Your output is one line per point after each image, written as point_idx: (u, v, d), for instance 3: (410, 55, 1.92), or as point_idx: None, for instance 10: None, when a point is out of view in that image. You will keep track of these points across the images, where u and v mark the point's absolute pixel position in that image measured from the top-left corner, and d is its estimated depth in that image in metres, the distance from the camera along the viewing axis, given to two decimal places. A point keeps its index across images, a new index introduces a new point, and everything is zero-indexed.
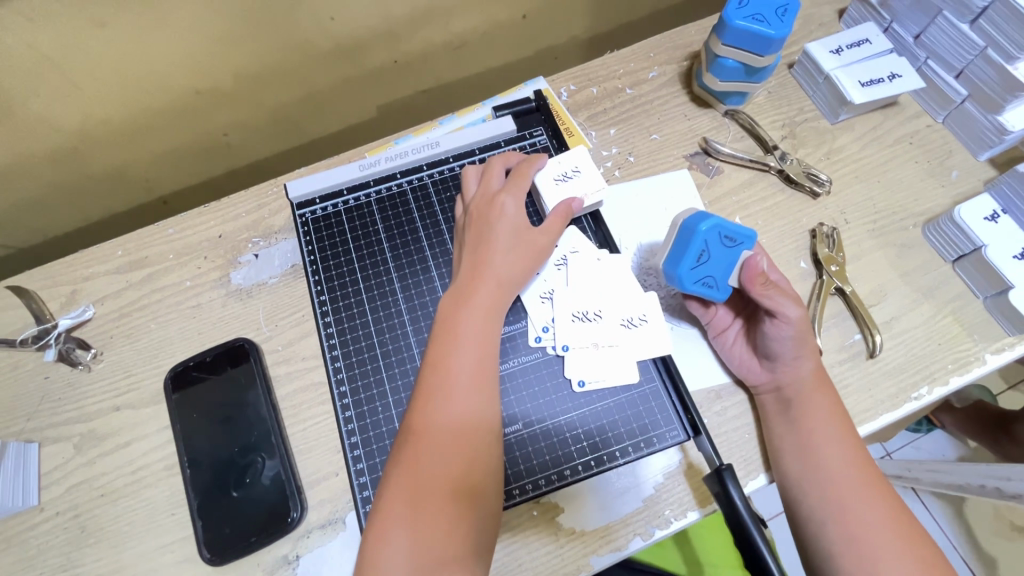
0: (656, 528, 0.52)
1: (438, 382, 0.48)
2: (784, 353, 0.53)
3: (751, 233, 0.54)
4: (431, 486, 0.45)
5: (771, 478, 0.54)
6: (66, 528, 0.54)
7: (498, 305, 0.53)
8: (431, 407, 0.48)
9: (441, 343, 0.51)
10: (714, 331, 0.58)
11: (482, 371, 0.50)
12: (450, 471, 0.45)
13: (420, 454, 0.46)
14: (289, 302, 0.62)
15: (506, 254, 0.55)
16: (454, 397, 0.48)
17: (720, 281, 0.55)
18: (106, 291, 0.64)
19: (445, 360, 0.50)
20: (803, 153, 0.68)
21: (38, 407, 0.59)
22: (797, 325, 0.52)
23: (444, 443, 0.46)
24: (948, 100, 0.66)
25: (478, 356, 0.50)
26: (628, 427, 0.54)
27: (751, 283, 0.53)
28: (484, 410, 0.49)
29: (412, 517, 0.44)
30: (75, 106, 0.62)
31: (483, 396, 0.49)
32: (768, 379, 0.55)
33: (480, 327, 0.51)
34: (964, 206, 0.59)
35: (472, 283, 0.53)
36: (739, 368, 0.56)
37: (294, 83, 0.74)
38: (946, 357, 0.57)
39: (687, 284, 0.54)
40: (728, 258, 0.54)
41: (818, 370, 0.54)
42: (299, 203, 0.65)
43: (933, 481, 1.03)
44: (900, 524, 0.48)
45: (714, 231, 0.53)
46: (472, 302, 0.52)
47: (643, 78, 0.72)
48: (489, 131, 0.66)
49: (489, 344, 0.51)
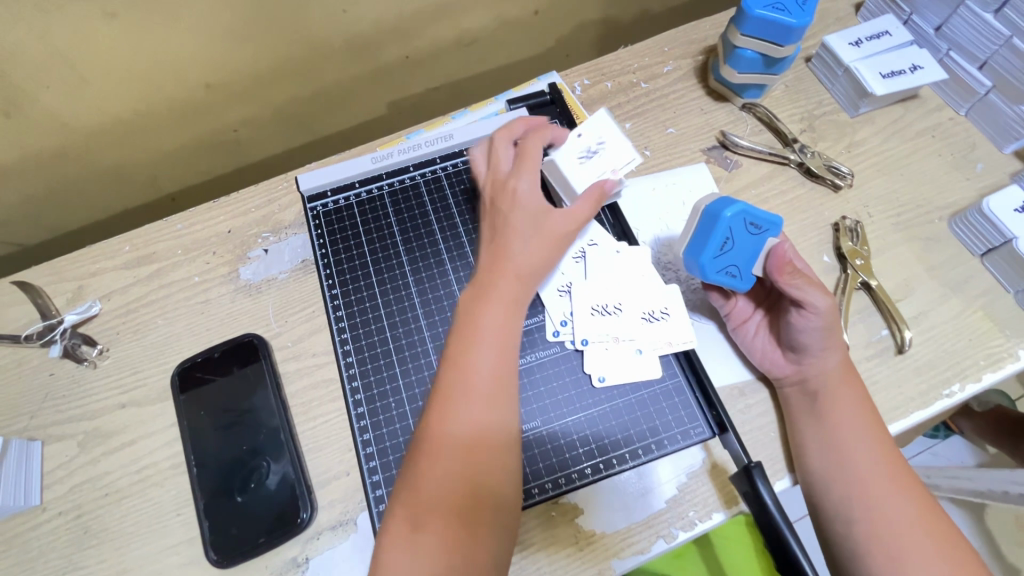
0: (679, 530, 0.50)
1: (456, 383, 0.46)
2: (811, 345, 0.51)
3: (777, 219, 0.51)
4: (445, 495, 0.42)
5: (794, 480, 0.52)
6: (69, 529, 0.52)
7: (519, 302, 0.50)
8: (448, 410, 0.45)
9: (459, 341, 0.48)
10: (734, 322, 0.56)
11: (502, 371, 0.47)
12: (466, 480, 0.43)
13: (434, 460, 0.43)
14: (298, 298, 0.61)
15: (529, 246, 0.52)
16: (472, 399, 0.45)
17: (743, 269, 0.53)
18: (113, 287, 0.63)
19: (464, 359, 0.47)
20: (823, 147, 0.66)
21: (42, 405, 0.58)
22: (827, 316, 0.50)
23: (461, 450, 0.44)
24: (971, 92, 0.65)
25: (499, 356, 0.47)
26: (650, 424, 0.53)
27: (779, 272, 0.51)
28: (504, 412, 0.46)
29: (425, 528, 0.41)
30: (85, 99, 0.62)
31: (503, 398, 0.46)
32: (793, 372, 0.52)
33: (500, 325, 0.48)
34: (993, 198, 0.57)
35: (492, 278, 0.50)
36: (761, 361, 0.54)
37: (305, 78, 0.73)
38: (977, 353, 0.55)
39: (709, 274, 0.53)
40: (752, 246, 0.52)
41: (845, 362, 0.52)
42: (310, 196, 0.64)
43: (955, 487, 1.00)
44: (937, 534, 0.46)
45: (739, 217, 0.51)
46: (492, 297, 0.49)
47: (658, 73, 0.71)
48: (504, 123, 0.65)
49: (509, 343, 0.48)
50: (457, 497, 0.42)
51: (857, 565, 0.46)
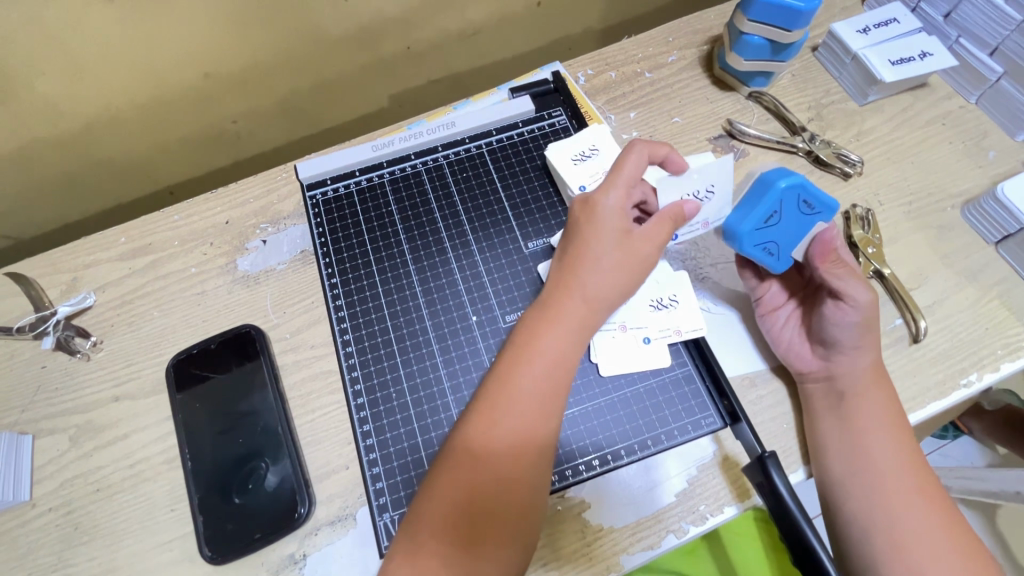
0: (690, 525, 0.48)
1: (501, 404, 0.45)
2: (845, 339, 0.50)
3: (834, 205, 0.50)
4: (468, 517, 0.42)
5: (809, 473, 0.50)
6: (59, 525, 0.51)
7: (582, 331, 0.48)
8: (489, 431, 0.44)
9: (514, 360, 0.46)
10: (761, 309, 0.55)
11: (553, 401, 0.46)
12: (492, 504, 0.42)
13: (466, 479, 0.43)
14: (297, 289, 0.59)
15: (601, 266, 0.48)
16: (514, 423, 0.44)
17: (782, 249, 0.52)
18: (108, 278, 0.61)
19: (515, 380, 0.45)
20: (831, 136, 0.65)
21: (33, 398, 0.56)
22: (867, 311, 0.49)
23: (496, 474, 0.43)
24: (982, 79, 0.64)
25: (551, 385, 0.46)
26: (659, 414, 0.51)
27: (822, 259, 0.50)
28: (545, 443, 0.45)
29: (437, 543, 0.41)
30: (82, 86, 0.61)
31: (546, 428, 0.45)
32: (820, 367, 0.51)
33: (559, 353, 0.47)
34: (1008, 184, 0.56)
35: (556, 299, 0.48)
36: (788, 350, 0.52)
37: (305, 68, 0.72)
38: (995, 342, 0.54)
39: (745, 244, 0.52)
40: (799, 228, 0.51)
41: (876, 364, 0.50)
42: (310, 184, 0.63)
43: (967, 488, 0.98)
44: (953, 535, 0.45)
45: (794, 192, 0.49)
46: (553, 321, 0.47)
47: (663, 62, 0.70)
48: (507, 111, 0.65)
49: (564, 372, 0.47)
50: (479, 521, 0.42)
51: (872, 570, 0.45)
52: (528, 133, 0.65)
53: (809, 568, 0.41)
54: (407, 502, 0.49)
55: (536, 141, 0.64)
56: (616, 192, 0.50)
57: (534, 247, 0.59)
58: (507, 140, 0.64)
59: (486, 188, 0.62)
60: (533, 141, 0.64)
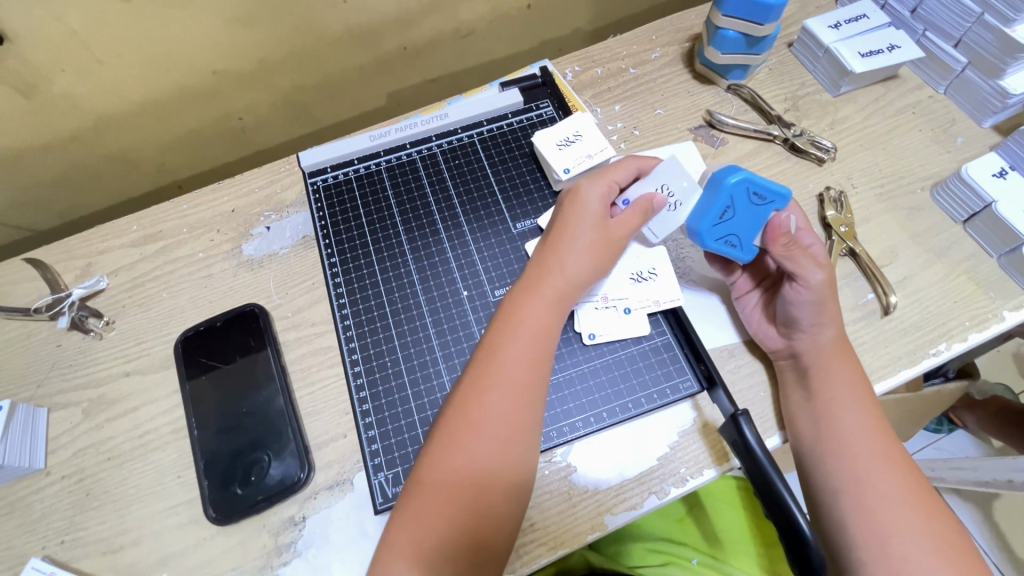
0: (671, 486, 0.50)
1: (489, 372, 0.47)
2: (802, 319, 0.51)
3: (785, 193, 0.51)
4: (462, 481, 0.44)
5: (785, 437, 0.52)
6: (72, 492, 0.53)
7: (563, 304, 0.51)
8: (478, 398, 0.46)
9: (501, 332, 0.49)
10: (737, 292, 0.57)
11: (538, 368, 0.48)
12: (485, 468, 0.44)
13: (460, 446, 0.45)
14: (299, 271, 0.63)
15: (579, 249, 0.52)
16: (503, 389, 0.46)
17: (744, 240, 0.54)
18: (120, 263, 0.65)
19: (502, 351, 0.48)
20: (806, 124, 0.68)
21: (48, 374, 0.59)
22: (818, 290, 0.51)
23: (488, 439, 0.45)
24: (949, 70, 0.67)
25: (534, 352, 0.48)
26: (640, 379, 0.54)
27: (773, 242, 0.52)
28: (531, 410, 0.47)
29: (435, 507, 0.43)
30: (98, 82, 0.65)
31: (531, 394, 0.47)
32: (784, 346, 0.53)
33: (542, 324, 0.49)
34: (971, 164, 0.59)
35: (538, 277, 0.51)
36: (755, 332, 0.55)
37: (308, 67, 0.76)
38: (963, 314, 0.57)
39: (707, 240, 0.54)
40: (756, 217, 0.53)
41: (839, 338, 0.52)
42: (311, 172, 0.67)
43: (957, 479, 0.99)
44: (919, 500, 0.46)
45: (743, 186, 0.51)
46: (536, 294, 0.50)
47: (646, 59, 0.74)
48: (497, 102, 0.69)
49: (547, 343, 0.49)
50: (472, 483, 0.44)
51: (841, 535, 0.46)
52: (517, 123, 0.69)
53: (779, 517, 0.43)
54: (401, 463, 0.52)
55: (525, 130, 0.68)
56: (596, 184, 0.54)
57: (522, 227, 0.62)
58: (497, 130, 0.68)
59: (477, 174, 0.66)
60: (522, 130, 0.68)
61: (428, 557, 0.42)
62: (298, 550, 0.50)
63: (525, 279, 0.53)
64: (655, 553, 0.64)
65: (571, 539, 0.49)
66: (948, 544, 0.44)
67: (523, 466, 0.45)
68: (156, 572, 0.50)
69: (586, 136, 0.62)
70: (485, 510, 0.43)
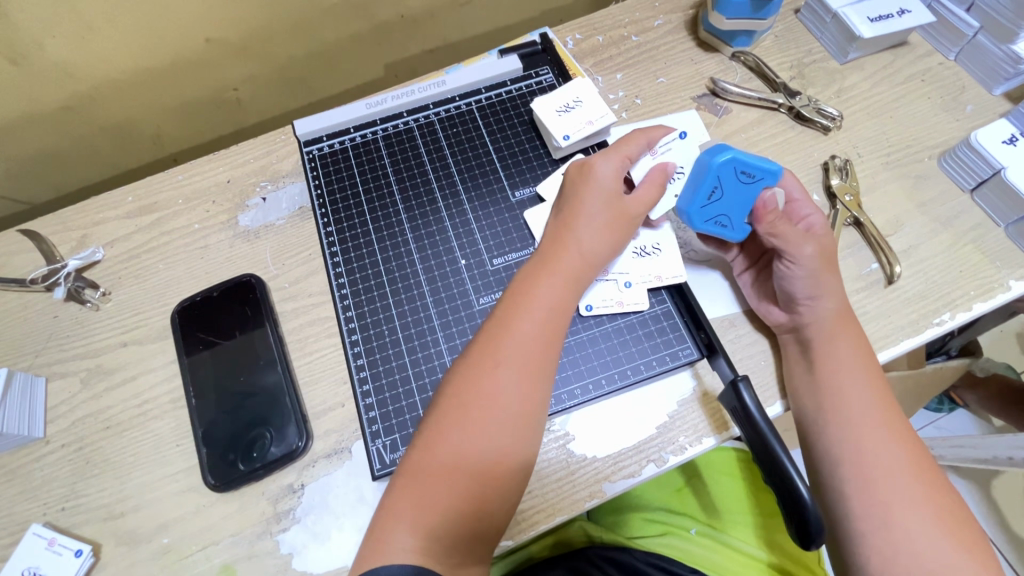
0: (669, 455, 0.50)
1: (501, 348, 0.46)
2: (798, 293, 0.50)
3: (774, 168, 0.51)
4: (470, 456, 0.43)
5: (786, 406, 0.52)
6: (72, 460, 0.54)
7: (575, 283, 0.50)
8: (490, 374, 0.45)
9: (514, 307, 0.48)
10: (733, 271, 0.57)
11: (551, 350, 0.47)
12: (493, 446, 0.43)
13: (469, 422, 0.44)
14: (296, 242, 0.62)
15: (592, 225, 0.51)
16: (514, 366, 0.45)
17: (735, 219, 0.53)
18: (116, 235, 0.64)
19: (514, 327, 0.47)
20: (812, 93, 0.67)
21: (46, 344, 0.59)
22: (807, 264, 0.50)
23: (499, 418, 0.44)
24: (960, 35, 0.66)
25: (544, 331, 0.47)
26: (640, 347, 0.54)
27: (761, 219, 0.52)
28: (540, 391, 0.46)
29: (439, 479, 0.42)
30: (91, 50, 0.63)
31: (542, 376, 0.46)
32: (786, 321, 0.52)
33: (555, 302, 0.48)
34: (981, 131, 0.58)
35: (554, 253, 0.50)
36: (757, 306, 0.54)
37: (303, 34, 0.75)
38: (968, 284, 0.56)
39: (697, 223, 0.53)
40: (745, 195, 0.52)
41: (841, 309, 0.51)
42: (307, 141, 0.66)
43: (956, 456, 0.98)
44: (921, 470, 0.45)
45: (730, 165, 0.51)
46: (549, 271, 0.49)
47: (649, 27, 0.72)
48: (496, 69, 0.67)
49: (558, 323, 0.48)
50: (477, 456, 0.43)
51: (842, 505, 0.46)
52: (516, 91, 0.67)
53: (778, 482, 0.43)
54: (399, 430, 0.52)
55: (523, 97, 0.67)
56: (610, 159, 0.53)
57: (521, 195, 0.61)
58: (495, 98, 0.67)
59: (474, 142, 0.65)
60: (521, 98, 0.67)
61: (429, 528, 0.41)
62: (298, 517, 0.50)
63: (539, 252, 0.52)
64: (652, 524, 0.64)
65: (568, 505, 0.49)
66: (948, 513, 0.44)
67: (528, 447, 0.45)
68: (157, 538, 0.50)
69: (586, 103, 0.61)
70: (490, 486, 0.43)
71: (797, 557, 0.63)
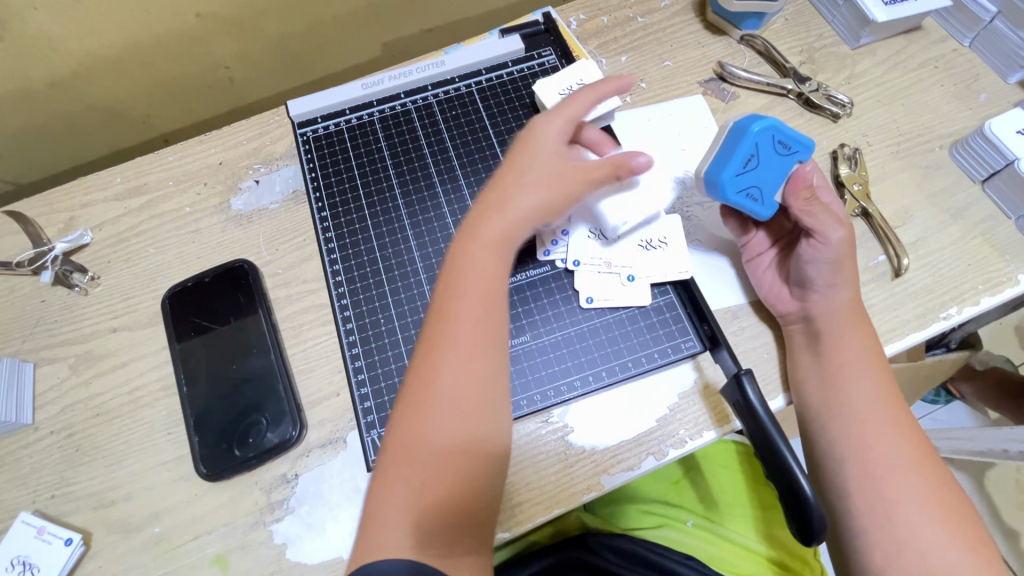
0: (669, 448, 0.49)
1: (440, 332, 0.42)
2: (816, 279, 0.49)
3: (809, 142, 0.51)
4: (436, 450, 0.40)
5: (789, 399, 0.51)
6: (61, 447, 0.53)
7: (512, 240, 0.46)
8: (430, 362, 0.42)
9: (447, 288, 0.44)
10: (748, 255, 0.55)
11: (489, 318, 0.43)
12: (451, 436, 0.40)
13: (426, 413, 0.41)
14: (289, 227, 0.60)
15: (529, 186, 0.46)
16: (454, 348, 0.42)
17: (765, 194, 0.51)
18: (104, 218, 0.62)
19: (449, 307, 0.43)
20: (822, 79, 0.65)
21: (34, 329, 0.58)
22: (837, 247, 0.49)
23: (446, 404, 0.41)
24: (976, 20, 0.64)
25: (486, 303, 0.43)
26: (642, 339, 0.53)
27: (793, 195, 0.51)
28: (484, 366, 0.42)
29: (410, 480, 0.40)
30: (76, 23, 0.61)
31: (485, 345, 0.42)
32: (796, 309, 0.51)
33: (489, 265, 0.44)
34: (995, 120, 0.57)
35: (480, 216, 0.46)
36: (767, 292, 0.53)
37: (296, 8, 0.72)
38: (977, 277, 0.55)
39: (728, 193, 0.51)
40: (779, 168, 0.51)
41: (855, 302, 0.49)
42: (301, 122, 0.64)
43: (952, 448, 0.98)
44: (926, 467, 0.45)
45: (767, 134, 0.50)
46: (481, 239, 0.45)
47: (656, 7, 0.70)
48: (498, 49, 0.65)
49: (497, 289, 0.44)
50: (444, 448, 0.40)
51: (845, 501, 0.45)
52: (518, 72, 0.65)
53: (780, 478, 0.42)
54: None
55: (525, 79, 0.65)
56: (551, 119, 0.49)
57: None
58: (496, 80, 0.65)
59: (474, 125, 0.63)
60: (523, 79, 0.65)
61: (422, 528, 0.39)
62: (292, 506, 0.50)
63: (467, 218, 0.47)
64: (647, 515, 0.64)
65: (567, 498, 0.48)
66: (953, 510, 0.43)
67: (495, 426, 0.42)
68: (148, 527, 0.49)
69: (590, 84, 0.58)
70: (470, 476, 0.40)
71: (793, 550, 0.62)
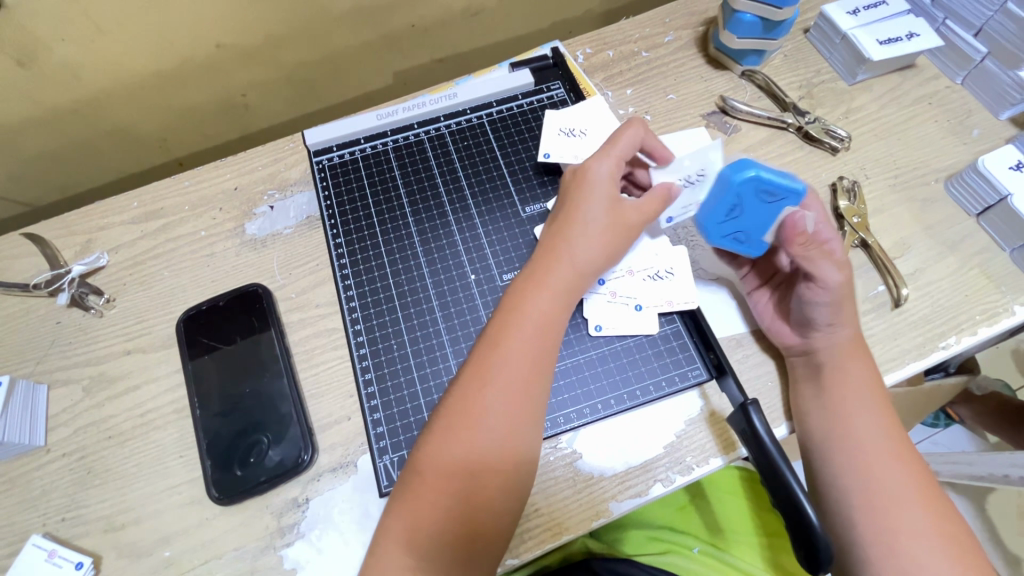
0: (676, 475, 0.50)
1: (492, 364, 0.46)
2: (818, 319, 0.50)
3: (797, 187, 0.49)
4: (457, 467, 0.43)
5: (792, 428, 0.52)
6: (73, 469, 0.53)
7: (569, 294, 0.50)
8: (480, 390, 0.45)
9: (505, 323, 0.48)
10: (746, 288, 0.57)
11: (541, 365, 0.47)
12: (479, 456, 0.44)
13: (467, 433, 0.44)
14: (303, 251, 0.62)
15: (589, 237, 0.51)
16: (504, 383, 0.45)
17: (752, 236, 0.53)
18: (121, 241, 0.64)
19: (505, 342, 0.47)
20: (821, 113, 0.67)
21: (48, 351, 0.58)
22: (836, 290, 0.49)
23: (489, 432, 0.44)
24: (967, 59, 0.66)
25: (536, 350, 0.47)
26: (649, 366, 0.54)
27: (790, 243, 0.50)
28: (530, 415, 0.46)
29: (431, 492, 0.43)
30: (101, 52, 0.63)
31: (538, 386, 0.47)
32: (797, 343, 0.52)
33: (547, 316, 0.48)
34: (988, 156, 0.59)
35: (544, 266, 0.50)
36: (768, 328, 0.54)
37: (313, 40, 0.75)
38: (974, 308, 0.56)
39: (713, 238, 0.54)
40: (765, 215, 0.51)
41: (855, 338, 0.51)
42: (316, 151, 0.66)
43: (953, 473, 0.98)
44: (928, 497, 0.45)
45: (753, 183, 0.49)
46: (542, 286, 0.49)
47: (659, 42, 0.72)
48: (508, 83, 0.68)
49: (551, 339, 0.48)
50: (468, 465, 0.44)
51: (849, 530, 0.46)
52: (527, 105, 0.68)
53: (786, 509, 0.43)
54: (406, 446, 0.51)
55: (535, 111, 0.67)
56: (605, 158, 0.53)
57: (532, 211, 0.61)
58: (506, 111, 0.67)
59: (486, 156, 0.65)
60: (533, 112, 0.67)
61: (427, 541, 0.42)
62: (302, 531, 0.50)
63: (530, 266, 0.51)
64: (654, 541, 0.64)
65: (574, 525, 0.48)
66: (953, 540, 0.44)
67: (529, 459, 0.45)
68: (158, 551, 0.50)
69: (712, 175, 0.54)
70: (489, 501, 0.43)
71: None
